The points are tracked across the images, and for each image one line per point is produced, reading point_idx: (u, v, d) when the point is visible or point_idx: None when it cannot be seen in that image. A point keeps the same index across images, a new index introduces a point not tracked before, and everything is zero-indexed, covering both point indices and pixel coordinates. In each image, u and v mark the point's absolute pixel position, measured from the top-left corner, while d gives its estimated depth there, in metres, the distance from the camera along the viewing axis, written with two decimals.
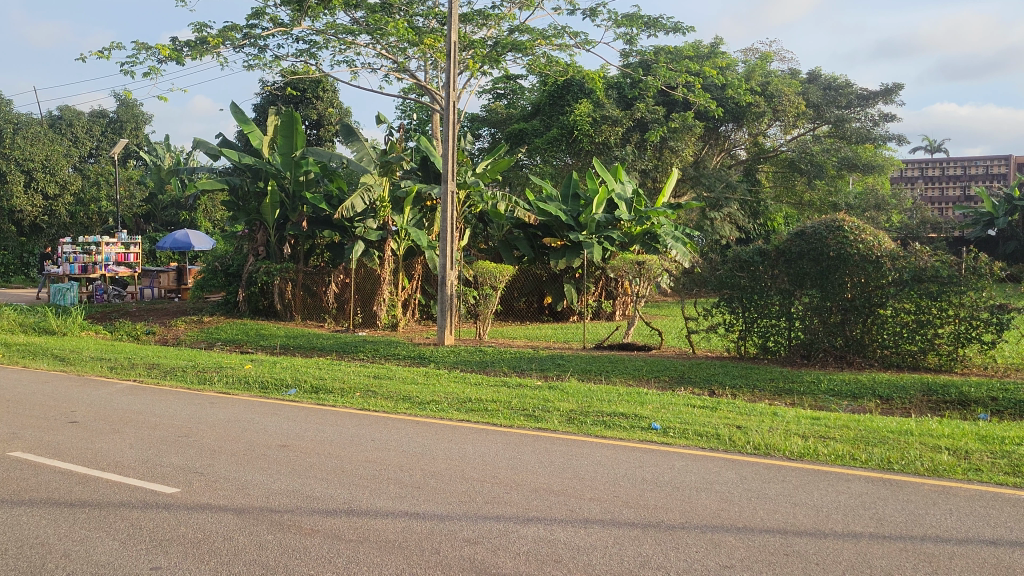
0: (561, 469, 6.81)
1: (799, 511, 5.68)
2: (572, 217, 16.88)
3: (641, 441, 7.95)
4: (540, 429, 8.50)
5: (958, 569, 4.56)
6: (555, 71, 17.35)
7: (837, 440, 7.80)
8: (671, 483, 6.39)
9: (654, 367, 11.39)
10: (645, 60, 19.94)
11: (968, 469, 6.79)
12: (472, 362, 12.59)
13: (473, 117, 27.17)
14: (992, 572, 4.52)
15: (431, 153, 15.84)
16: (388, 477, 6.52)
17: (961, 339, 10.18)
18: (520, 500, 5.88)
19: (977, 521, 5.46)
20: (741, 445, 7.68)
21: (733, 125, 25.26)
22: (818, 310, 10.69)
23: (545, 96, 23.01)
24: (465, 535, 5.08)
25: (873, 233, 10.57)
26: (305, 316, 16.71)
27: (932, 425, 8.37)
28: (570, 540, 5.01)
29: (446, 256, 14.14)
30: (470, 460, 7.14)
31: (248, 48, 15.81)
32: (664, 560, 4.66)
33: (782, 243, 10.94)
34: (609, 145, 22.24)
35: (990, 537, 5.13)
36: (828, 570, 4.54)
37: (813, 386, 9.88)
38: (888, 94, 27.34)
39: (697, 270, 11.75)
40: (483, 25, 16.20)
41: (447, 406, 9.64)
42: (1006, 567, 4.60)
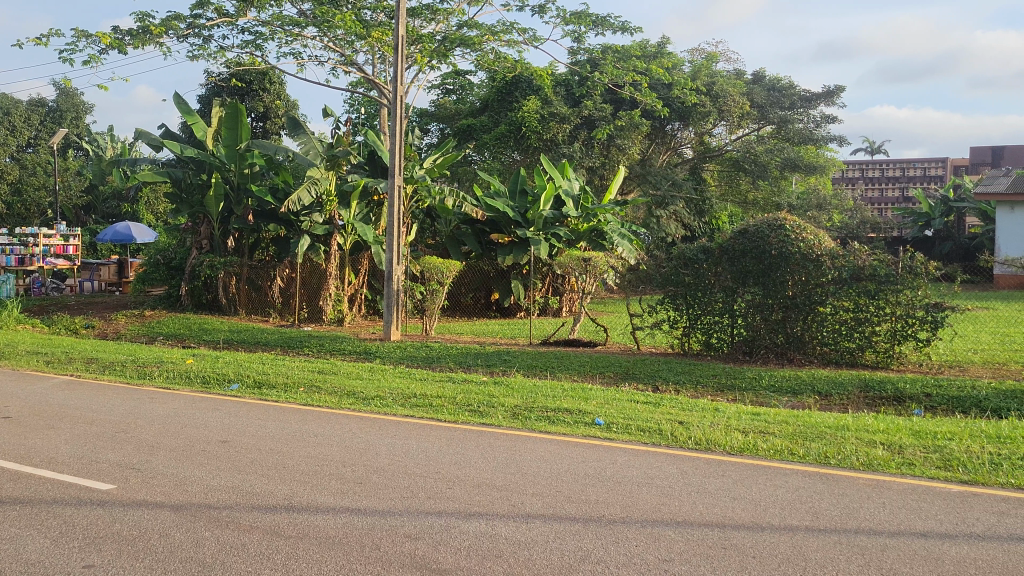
0: (503, 465, 6.84)
1: (737, 505, 5.78)
2: (520, 213, 16.91)
3: (585, 436, 8.00)
4: (485, 424, 8.51)
5: (889, 561, 4.67)
6: (503, 67, 17.36)
7: (776, 435, 7.93)
8: (613, 479, 6.44)
9: (599, 363, 11.46)
10: (593, 59, 20.04)
11: (902, 464, 6.96)
12: (418, 358, 12.57)
13: (421, 111, 27.01)
14: (921, 564, 4.65)
15: (378, 147, 15.76)
16: (329, 472, 6.49)
17: (897, 337, 10.41)
18: (463, 496, 5.89)
19: (910, 514, 5.61)
20: (683, 440, 7.77)
21: (679, 124, 25.42)
22: (760, 307, 10.88)
23: (494, 92, 22.99)
24: (406, 530, 5.07)
25: (814, 232, 10.75)
26: (249, 311, 16.59)
27: (868, 420, 8.56)
28: (511, 535, 5.03)
29: (392, 251, 14.09)
30: (413, 456, 7.13)
31: (193, 38, 15.60)
32: (603, 555, 4.70)
33: (726, 241, 11.09)
34: (556, 143, 22.29)
35: (922, 529, 5.27)
36: (764, 563, 4.61)
37: (755, 381, 10.05)
38: (830, 96, 27.80)
39: (643, 267, 11.89)
40: (431, 20, 16.15)
41: (391, 402, 9.61)
42: (937, 558, 4.73)
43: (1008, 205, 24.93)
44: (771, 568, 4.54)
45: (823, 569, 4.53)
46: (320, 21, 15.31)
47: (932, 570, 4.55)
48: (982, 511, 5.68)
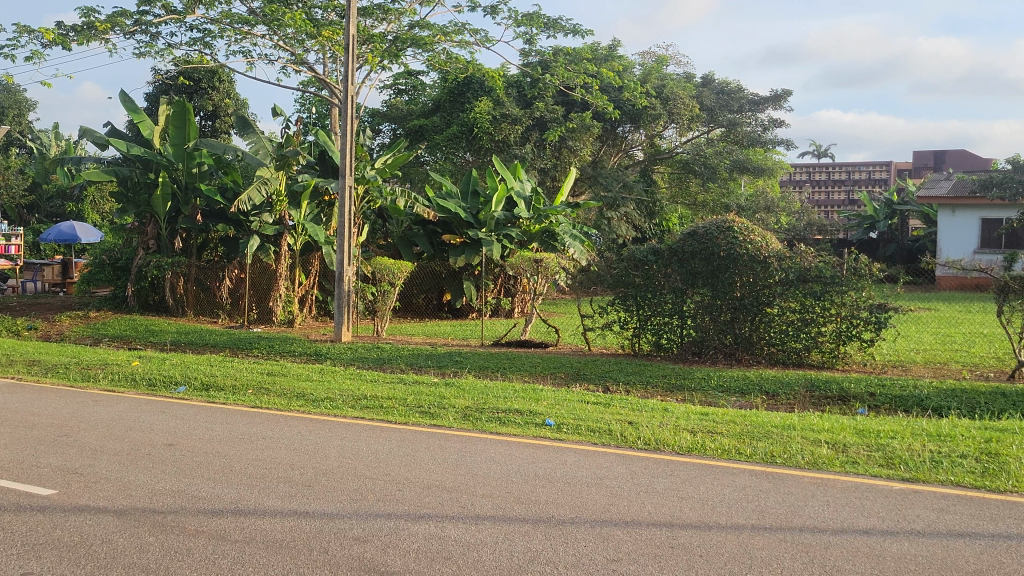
0: (453, 466, 6.84)
1: (685, 504, 5.84)
2: (472, 214, 16.91)
3: (535, 437, 8.03)
4: (436, 425, 8.51)
5: (833, 558, 4.76)
6: (454, 68, 17.34)
7: (724, 435, 8.03)
8: (563, 479, 6.48)
9: (550, 364, 11.53)
10: (544, 61, 20.07)
11: (846, 462, 7.09)
12: (369, 359, 12.52)
13: (373, 111, 26.90)
14: (864, 560, 4.75)
15: (328, 147, 15.65)
16: (278, 475, 6.45)
17: (842, 337, 10.56)
18: (412, 498, 5.88)
19: (854, 511, 5.72)
20: (633, 440, 7.84)
21: (630, 126, 25.60)
22: (709, 308, 11.03)
23: (445, 92, 22.96)
24: (354, 533, 5.06)
25: (761, 234, 10.91)
26: (197, 312, 16.41)
27: (814, 419, 8.71)
28: (461, 536, 5.04)
29: (343, 252, 14.01)
30: (363, 457, 7.11)
31: (139, 35, 15.37)
32: (552, 555, 4.73)
33: (675, 243, 11.22)
34: (508, 144, 22.33)
35: (865, 527, 5.38)
36: (711, 562, 4.68)
37: (704, 381, 10.17)
38: (777, 100, 28.14)
39: (593, 268, 12.00)
40: (383, 20, 16.07)
41: (341, 403, 9.56)
42: (878, 555, 4.83)
43: (949, 208, 25.47)
44: (718, 567, 4.59)
45: (768, 567, 4.61)
46: (270, 20, 15.14)
47: (873, 566, 4.65)
48: (922, 508, 5.81)
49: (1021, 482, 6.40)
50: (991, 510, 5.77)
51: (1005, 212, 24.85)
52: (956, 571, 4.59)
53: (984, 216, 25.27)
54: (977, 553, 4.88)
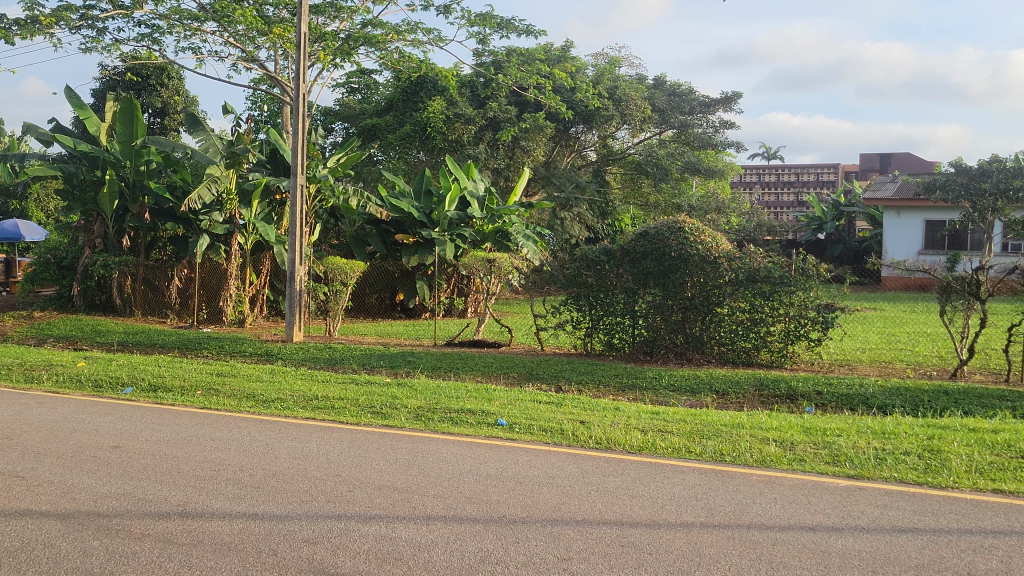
0: (404, 466, 6.83)
1: (635, 503, 5.90)
2: (424, 214, 16.87)
3: (487, 437, 8.04)
4: (388, 426, 8.48)
5: (779, 555, 4.84)
6: (407, 67, 17.28)
7: (674, 434, 8.10)
8: (514, 479, 6.50)
9: (503, 364, 11.56)
10: (497, 61, 20.08)
11: (793, 460, 7.20)
12: (320, 359, 12.43)
13: (325, 110, 26.73)
14: (810, 556, 4.83)
15: (280, 146, 15.51)
16: (226, 477, 6.38)
17: (790, 336, 10.71)
18: (363, 498, 5.87)
19: (799, 508, 5.82)
20: (584, 440, 7.88)
21: (583, 127, 25.71)
22: (660, 308, 11.13)
23: (398, 91, 22.89)
24: (304, 535, 5.03)
25: (711, 235, 11.04)
26: (145, 312, 16.18)
27: (762, 418, 8.83)
28: (411, 537, 5.03)
29: (295, 251, 13.90)
30: (314, 458, 7.07)
31: (85, 30, 15.10)
32: (503, 555, 4.75)
33: (627, 243, 11.31)
34: (462, 144, 22.31)
35: (810, 523, 5.47)
36: (660, 559, 4.73)
37: (655, 381, 10.26)
38: (728, 102, 28.48)
39: (546, 268, 12.07)
40: (335, 18, 15.97)
41: (292, 404, 9.48)
42: (823, 551, 4.92)
43: (895, 209, 25.95)
44: (666, 565, 4.64)
45: (715, 564, 4.67)
46: (219, 16, 14.96)
47: (819, 562, 4.72)
48: (866, 505, 5.93)
49: (962, 478, 6.56)
50: (933, 505, 5.91)
51: (948, 214, 25.38)
52: (898, 565, 4.69)
53: (928, 218, 25.78)
54: (918, 548, 4.99)
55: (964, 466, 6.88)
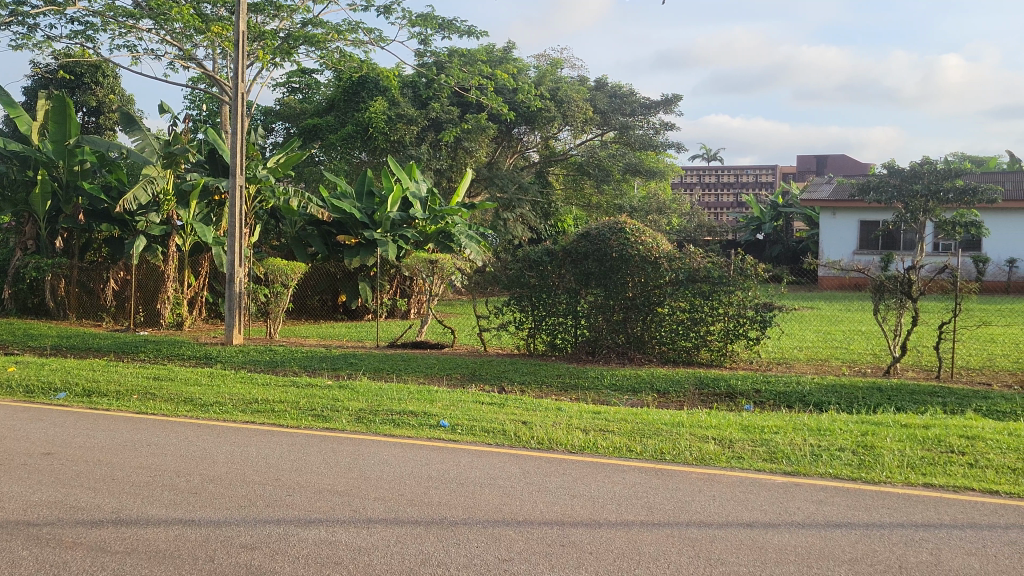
0: (344, 469, 6.77)
1: (576, 502, 5.93)
2: (367, 215, 16.77)
3: (429, 439, 8.01)
4: (328, 429, 8.40)
5: (718, 552, 4.89)
6: (348, 67, 17.15)
7: (615, 433, 8.16)
8: (456, 480, 6.50)
9: (446, 364, 11.56)
10: (439, 62, 20.03)
11: (732, 457, 7.30)
12: (260, 362, 12.28)
13: (266, 110, 26.44)
14: (747, 552, 4.90)
15: (218, 146, 15.28)
16: (162, 483, 6.27)
17: (730, 335, 10.85)
18: (302, 502, 5.81)
19: (738, 505, 5.90)
20: (526, 440, 7.91)
21: (525, 128, 25.76)
22: (602, 308, 11.21)
23: (339, 91, 22.67)
24: (241, 541, 4.96)
25: (652, 235, 11.16)
26: (80, 315, 15.93)
27: (701, 416, 8.93)
28: (351, 540, 5.00)
29: (234, 253, 13.71)
30: (253, 462, 6.97)
31: (16, 26, 14.73)
32: (444, 556, 4.74)
33: (569, 244, 11.39)
34: (404, 144, 22.22)
35: (748, 520, 5.55)
36: (600, 558, 4.76)
37: (597, 381, 10.32)
38: (668, 104, 28.78)
39: (489, 268, 12.09)
40: (275, 17, 15.79)
41: (231, 408, 9.34)
42: (761, 547, 4.99)
43: (831, 210, 26.45)
44: (607, 563, 4.67)
45: (654, 562, 4.71)
46: (155, 14, 14.67)
47: (755, 558, 4.79)
48: (802, 500, 6.03)
49: (895, 473, 6.72)
50: (866, 500, 6.03)
51: (881, 215, 25.97)
52: (833, 560, 4.78)
53: (862, 219, 26.34)
54: (852, 542, 5.09)
55: (896, 461, 7.04)
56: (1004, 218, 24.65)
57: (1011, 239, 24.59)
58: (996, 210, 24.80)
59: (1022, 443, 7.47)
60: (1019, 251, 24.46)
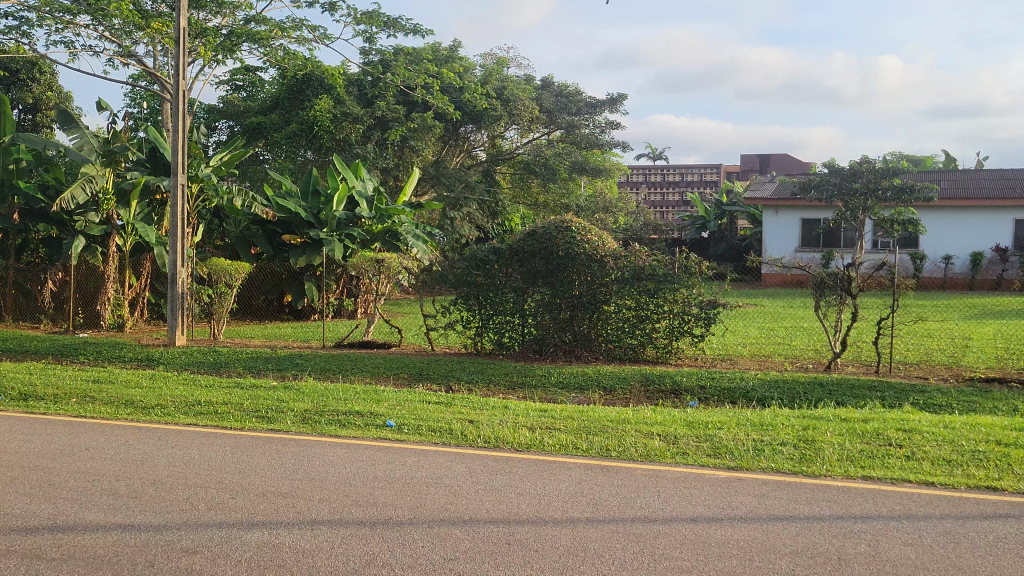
0: (290, 471, 6.70)
1: (522, 500, 5.94)
2: (312, 214, 16.61)
3: (375, 439, 7.96)
4: (273, 430, 8.30)
5: (662, 547, 4.93)
6: (292, 64, 16.96)
7: (561, 431, 8.19)
8: (401, 480, 6.46)
9: (393, 364, 11.49)
10: (385, 60, 19.90)
11: (676, 453, 7.37)
12: (204, 363, 12.10)
13: (208, 108, 26.09)
14: (691, 546, 4.95)
15: (159, 144, 15.01)
16: (101, 487, 6.15)
17: (674, 333, 10.94)
18: (246, 505, 5.74)
19: (682, 500, 5.95)
20: (473, 438, 7.91)
21: (472, 127, 25.73)
22: (549, 306, 11.25)
23: (283, 89, 22.27)
24: (182, 545, 4.89)
25: (598, 234, 11.22)
26: (17, 317, 15.70)
27: (647, 413, 9.00)
28: (295, 543, 4.94)
29: (176, 253, 13.48)
30: (196, 465, 6.87)
31: None
32: (389, 557, 4.71)
33: (515, 243, 11.41)
34: (349, 143, 22.07)
35: (691, 515, 5.60)
36: (545, 556, 4.77)
37: (544, 379, 10.35)
38: (613, 103, 28.94)
39: (436, 267, 12.06)
40: (217, 13, 15.56)
41: (173, 410, 9.19)
42: (704, 541, 5.05)
43: (773, 209, 26.83)
44: (552, 561, 4.68)
45: (600, 558, 4.73)
46: (93, 9, 14.36)
47: (699, 553, 4.83)
48: (745, 494, 6.11)
49: (834, 466, 6.84)
50: (807, 493, 6.13)
51: (822, 213, 26.45)
52: (774, 553, 4.84)
53: (804, 217, 26.77)
54: (794, 535, 5.17)
55: (836, 454, 7.16)
56: (941, 217, 25.22)
57: (947, 236, 25.15)
58: (933, 209, 25.36)
59: (957, 435, 7.65)
60: (955, 248, 25.05)
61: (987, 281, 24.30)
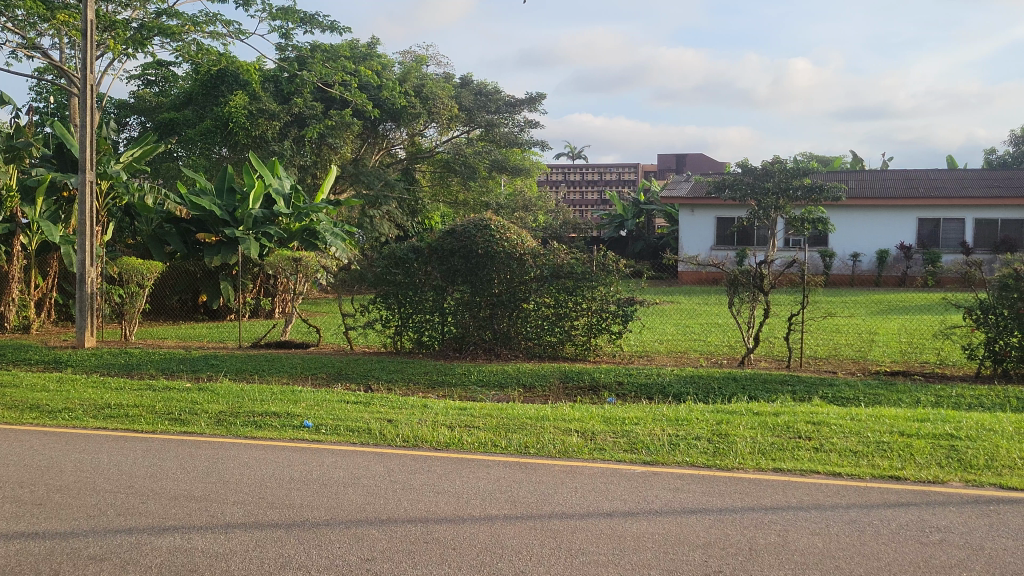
0: (203, 474, 6.57)
1: (440, 499, 5.94)
2: (228, 212, 16.29)
3: (292, 440, 7.86)
4: (186, 433, 8.11)
5: (578, 543, 4.99)
6: (206, 60, 16.61)
7: (481, 429, 8.21)
8: (319, 481, 6.40)
9: (311, 364, 11.37)
10: (301, 57, 19.67)
11: (594, 449, 7.45)
12: (115, 365, 11.78)
13: (119, 103, 25.39)
14: (607, 542, 5.01)
15: (66, 139, 14.57)
16: (3, 495, 5.95)
17: (593, 330, 11.03)
18: (157, 510, 5.62)
19: (598, 496, 6.02)
20: (391, 438, 7.87)
21: (392, 124, 25.57)
22: (469, 304, 11.27)
23: (197, 84, 21.82)
24: (89, 552, 4.77)
25: (516, 232, 11.25)
26: None
27: (566, 409, 9.08)
28: (208, 547, 4.86)
29: (84, 251, 13.07)
30: (105, 470, 6.69)
31: None
32: (305, 559, 4.67)
33: (435, 240, 11.39)
34: (266, 139, 21.70)
35: (608, 509, 5.68)
36: (463, 554, 4.78)
37: (464, 377, 10.37)
38: (532, 102, 29.06)
39: (355, 266, 11.96)
40: (127, 6, 15.15)
41: (81, 414, 8.93)
42: (619, 535, 5.12)
43: (689, 208, 27.29)
44: (469, 559, 4.69)
45: (517, 555, 4.76)
46: None
47: (615, 547, 4.91)
48: (660, 489, 6.22)
49: (747, 460, 7.00)
50: (719, 486, 6.27)
51: (736, 212, 27.02)
52: (687, 545, 4.94)
53: (718, 216, 27.29)
54: (706, 527, 5.28)
55: (749, 448, 7.33)
56: (848, 216, 26.00)
57: (856, 234, 25.93)
58: (842, 208, 26.13)
59: (863, 427, 7.90)
60: (862, 246, 25.85)
61: (892, 278, 25.12)
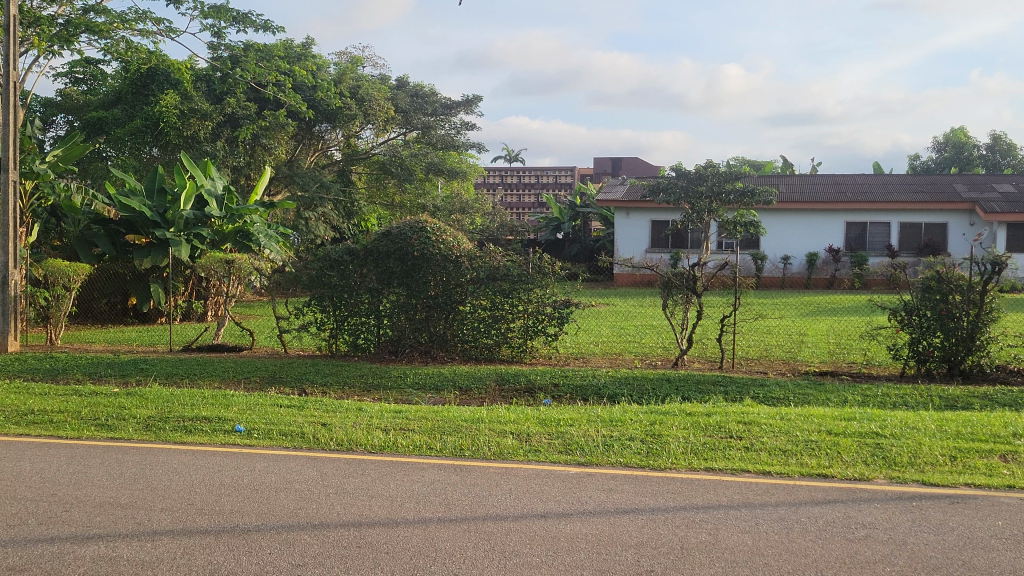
0: (130, 481, 6.42)
1: (374, 503, 5.88)
2: (158, 213, 15.88)
3: (222, 445, 7.72)
4: (112, 440, 7.91)
5: (511, 544, 4.99)
6: (135, 58, 16.27)
7: (415, 431, 8.17)
8: (249, 487, 6.29)
9: (244, 368, 11.19)
10: (233, 56, 19.37)
11: (529, 451, 7.46)
12: (39, 370, 11.45)
13: (44, 101, 24.71)
14: (541, 543, 5.01)
15: None
16: None
17: (529, 332, 11.05)
18: (81, 518, 5.47)
19: (532, 497, 6.04)
20: (325, 442, 7.78)
21: (327, 125, 25.35)
22: (404, 306, 11.21)
23: (126, 83, 21.34)
24: (8, 563, 4.62)
25: (452, 234, 11.23)
26: None
27: (501, 411, 9.08)
28: (134, 555, 4.75)
29: (8, 253, 12.66)
30: (26, 478, 6.50)
31: None
32: (233, 566, 4.59)
33: (370, 243, 11.30)
34: (198, 140, 21.33)
35: (542, 511, 5.69)
36: (395, 557, 4.74)
37: (399, 380, 10.30)
38: (469, 104, 29.05)
39: (289, 268, 11.81)
40: (53, 3, 14.77)
41: (3, 420, 8.66)
42: (552, 537, 5.13)
43: (624, 211, 27.51)
44: (402, 562, 4.65)
45: (450, 558, 4.73)
46: None
47: (547, 548, 4.92)
48: (593, 490, 6.24)
49: (679, 460, 7.07)
50: (651, 486, 6.33)
51: (670, 215, 27.32)
52: (620, 545, 4.96)
53: (653, 219, 27.56)
54: (639, 527, 5.32)
55: (681, 448, 7.41)
56: (779, 219, 26.47)
57: (787, 238, 26.40)
58: (773, 212, 26.59)
59: (792, 426, 8.05)
60: (792, 249, 26.34)
61: (822, 280, 25.61)
